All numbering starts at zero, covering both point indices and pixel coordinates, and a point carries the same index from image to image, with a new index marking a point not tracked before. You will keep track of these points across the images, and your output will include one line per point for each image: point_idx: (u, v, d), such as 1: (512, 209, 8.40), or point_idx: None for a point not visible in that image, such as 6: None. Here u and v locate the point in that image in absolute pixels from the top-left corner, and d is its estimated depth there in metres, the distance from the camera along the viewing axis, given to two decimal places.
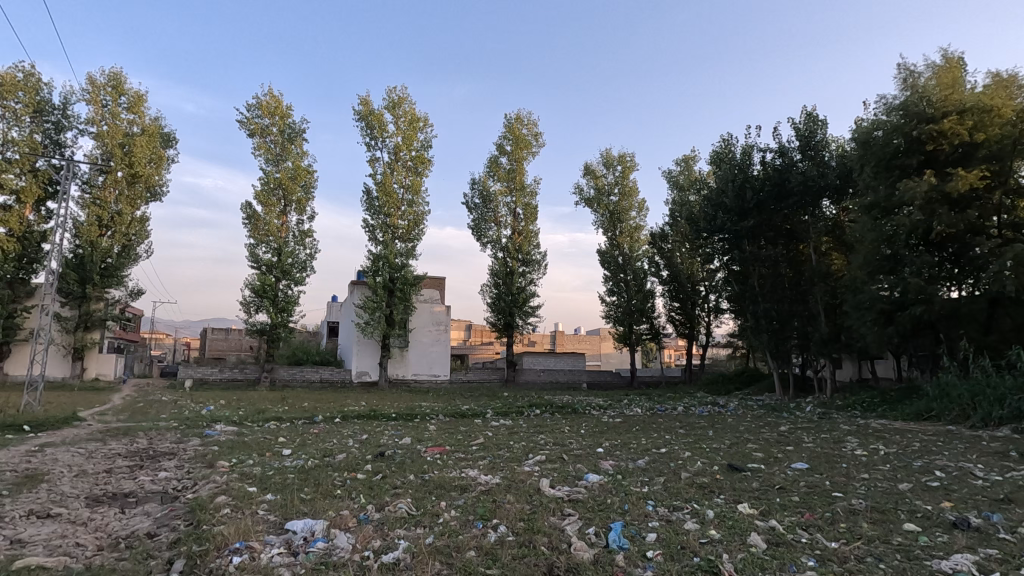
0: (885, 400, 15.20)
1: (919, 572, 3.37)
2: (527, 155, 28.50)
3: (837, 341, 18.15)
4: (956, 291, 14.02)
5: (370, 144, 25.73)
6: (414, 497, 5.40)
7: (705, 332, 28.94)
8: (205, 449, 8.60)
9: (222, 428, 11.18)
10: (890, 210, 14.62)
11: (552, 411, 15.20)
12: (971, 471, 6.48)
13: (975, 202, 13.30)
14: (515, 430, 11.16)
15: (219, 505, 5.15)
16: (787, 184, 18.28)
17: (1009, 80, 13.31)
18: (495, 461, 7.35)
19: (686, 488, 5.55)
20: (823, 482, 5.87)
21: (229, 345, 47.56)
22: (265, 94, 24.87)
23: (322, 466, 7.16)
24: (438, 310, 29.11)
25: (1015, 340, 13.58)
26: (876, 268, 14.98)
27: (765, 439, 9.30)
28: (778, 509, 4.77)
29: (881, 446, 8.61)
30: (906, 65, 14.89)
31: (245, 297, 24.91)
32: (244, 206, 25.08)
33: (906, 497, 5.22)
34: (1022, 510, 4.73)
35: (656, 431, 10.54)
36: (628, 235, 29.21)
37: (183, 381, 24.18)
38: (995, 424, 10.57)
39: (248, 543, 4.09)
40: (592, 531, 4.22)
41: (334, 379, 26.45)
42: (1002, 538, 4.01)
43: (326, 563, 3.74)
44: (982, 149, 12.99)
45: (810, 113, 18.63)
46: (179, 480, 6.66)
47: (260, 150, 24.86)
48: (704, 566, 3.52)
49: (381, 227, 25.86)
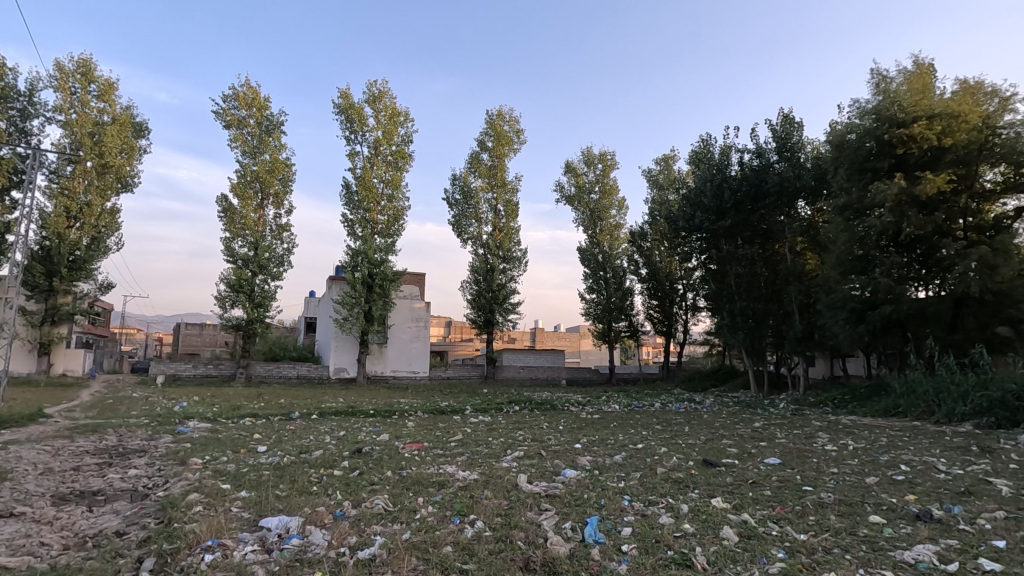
0: (855, 397, 15.61)
1: (882, 564, 3.47)
2: (509, 152, 28.46)
3: (810, 340, 18.54)
4: (923, 291, 14.37)
5: (350, 137, 25.49)
6: (392, 493, 5.38)
7: (682, 330, 29.35)
8: (178, 447, 8.46)
9: (196, 424, 11.09)
10: (862, 212, 14.97)
11: (531, 408, 15.33)
12: (934, 465, 6.69)
13: (942, 204, 13.67)
14: (494, 426, 11.21)
15: (191, 502, 5.06)
16: (764, 184, 18.62)
17: (976, 87, 13.71)
18: (472, 458, 7.35)
19: (662, 483, 5.65)
20: (795, 476, 6.02)
21: (203, 341, 46.67)
22: (242, 85, 24.45)
23: (298, 463, 7.07)
24: (417, 306, 28.95)
25: (978, 339, 14.03)
26: (849, 268, 15.35)
27: (739, 435, 9.46)
28: (750, 503, 4.88)
29: (850, 441, 8.84)
30: (880, 70, 15.33)
31: (220, 292, 24.49)
32: (220, 199, 24.61)
33: (873, 490, 5.37)
34: (981, 503, 4.92)
35: (632, 427, 10.69)
36: (608, 233, 29.42)
37: (154, 377, 23.62)
38: (958, 419, 10.94)
39: (221, 540, 4.03)
40: (568, 526, 4.26)
41: (312, 375, 26.17)
42: (962, 529, 4.16)
43: (300, 561, 3.70)
44: (949, 154, 13.39)
45: (786, 116, 19.03)
46: (150, 478, 6.50)
47: (237, 142, 24.42)
48: (677, 559, 3.58)
49: (360, 222, 25.61)
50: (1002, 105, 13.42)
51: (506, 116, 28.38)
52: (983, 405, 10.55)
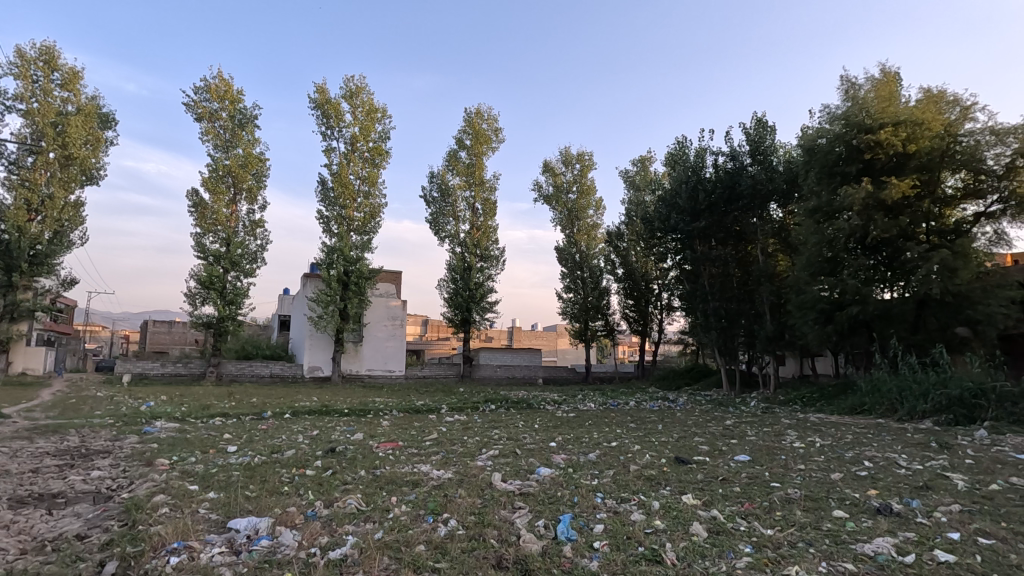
0: (823, 395, 15.98)
1: (843, 557, 3.58)
2: (487, 150, 28.42)
3: (781, 340, 18.92)
4: (888, 293, 14.78)
5: (326, 133, 25.15)
6: (365, 493, 5.32)
7: (657, 330, 29.72)
8: (144, 448, 8.19)
9: (163, 424, 10.82)
10: (831, 214, 15.37)
11: (507, 407, 15.30)
12: (895, 460, 6.93)
13: (907, 209, 14.14)
14: (470, 425, 11.12)
15: (157, 504, 4.95)
16: (737, 186, 19.02)
17: (939, 95, 14.19)
18: (448, 457, 7.31)
19: (634, 480, 5.73)
20: (763, 473, 6.14)
21: (172, 339, 45.47)
22: (214, 77, 23.86)
23: (269, 463, 6.95)
24: (394, 304, 28.70)
25: (939, 340, 14.47)
26: (818, 269, 15.72)
27: (710, 434, 9.61)
28: (720, 500, 4.96)
29: (818, 438, 9.09)
30: (849, 77, 15.76)
31: (190, 288, 23.91)
32: (191, 193, 24.01)
33: (837, 486, 5.52)
34: (938, 497, 5.11)
35: (608, 426, 10.76)
36: (586, 233, 29.59)
37: (120, 376, 22.87)
38: (920, 416, 11.33)
39: (187, 543, 3.94)
40: (541, 523, 4.29)
41: (285, 374, 25.74)
42: (919, 522, 4.32)
43: (269, 562, 3.64)
44: (914, 160, 13.83)
45: (760, 119, 19.41)
46: (113, 479, 6.32)
47: (208, 135, 23.87)
48: (648, 555, 3.63)
49: (336, 219, 25.28)
50: (963, 114, 13.94)
51: (485, 114, 28.33)
52: (943, 402, 10.96)
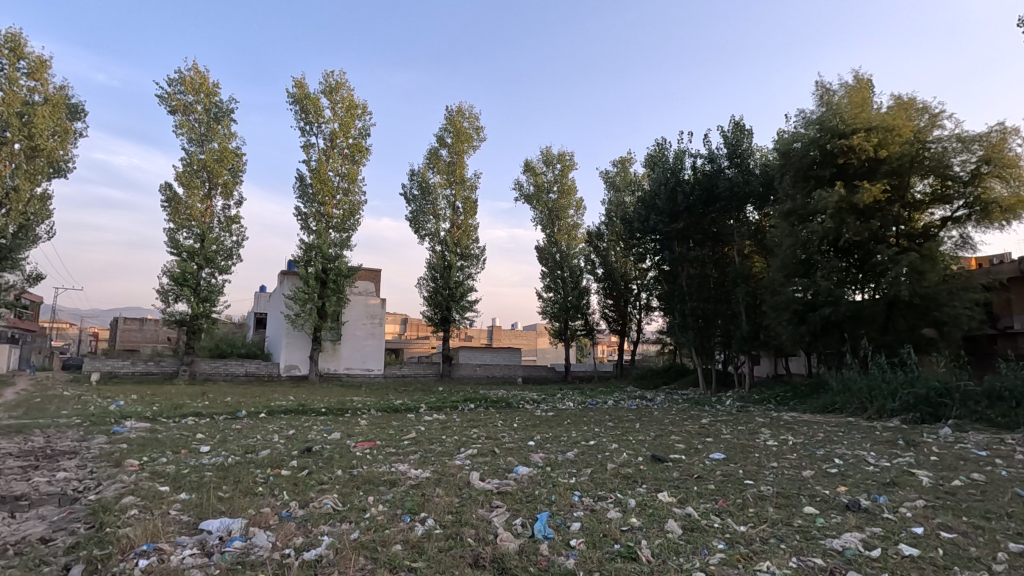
0: (796, 395, 16.31)
1: (813, 552, 3.66)
2: (468, 149, 28.34)
3: (756, 340, 19.24)
4: (860, 294, 15.14)
5: (304, 129, 24.80)
6: (341, 493, 5.27)
7: (635, 329, 30.02)
8: (112, 449, 7.97)
9: (134, 424, 10.55)
10: (805, 217, 15.71)
11: (486, 406, 15.32)
12: (865, 458, 7.12)
13: (878, 212, 14.52)
14: (449, 425, 11.10)
15: (125, 506, 4.82)
16: (715, 189, 19.33)
17: (909, 103, 14.60)
18: (426, 456, 7.30)
19: (612, 479, 5.77)
20: (737, 471, 6.26)
21: (144, 337, 44.41)
22: (189, 70, 23.36)
23: (243, 463, 6.85)
24: (373, 302, 28.43)
25: (907, 340, 14.88)
26: (793, 271, 16.04)
27: (686, 432, 9.74)
28: (695, 497, 5.05)
29: (790, 437, 9.28)
30: (824, 83, 16.11)
31: (162, 285, 23.36)
32: (164, 188, 23.46)
33: (809, 483, 5.66)
34: (904, 493, 5.27)
35: (586, 425, 10.84)
36: (566, 233, 29.69)
37: (88, 374, 22.22)
38: (888, 415, 11.64)
39: (157, 545, 3.87)
40: (518, 522, 4.29)
41: (261, 373, 25.33)
42: (886, 517, 4.45)
43: (243, 563, 3.59)
44: (885, 165, 14.20)
45: (738, 123, 19.73)
46: (80, 480, 6.18)
47: (182, 129, 23.33)
48: (624, 553, 3.67)
49: (314, 216, 24.98)
50: (931, 121, 14.36)
51: (466, 112, 28.25)
52: (910, 401, 11.31)
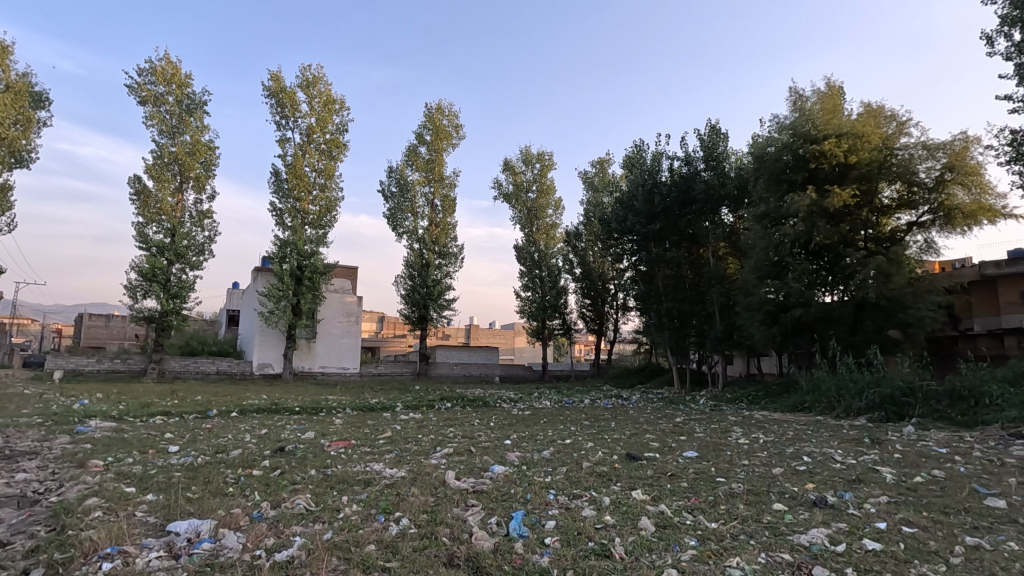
0: (768, 394, 16.63)
1: (781, 548, 3.74)
2: (447, 147, 28.22)
3: (729, 340, 19.57)
4: (830, 296, 15.52)
5: (280, 123, 24.38)
6: (314, 493, 5.20)
7: (612, 329, 30.30)
8: (75, 449, 7.71)
9: (98, 424, 10.20)
10: (777, 220, 16.05)
11: (463, 405, 15.29)
12: (831, 456, 7.31)
13: (847, 217, 14.91)
14: (425, 424, 11.04)
15: (88, 507, 4.68)
16: (691, 191, 19.60)
17: (879, 110, 15.02)
18: (401, 455, 7.26)
19: (586, 476, 5.82)
20: (709, 468, 6.37)
21: (110, 334, 43.10)
22: (160, 59, 22.75)
23: (213, 463, 6.70)
24: (349, 300, 28.15)
25: (874, 340, 15.32)
26: (765, 272, 16.35)
27: (661, 430, 9.87)
28: (668, 495, 5.12)
29: (761, 435, 9.49)
30: (797, 89, 16.47)
31: (130, 281, 22.70)
32: (132, 181, 22.82)
33: (778, 480, 5.79)
34: (869, 489, 5.44)
35: (562, 424, 10.90)
36: (545, 232, 29.77)
37: (50, 372, 21.45)
38: (855, 414, 11.97)
39: (122, 547, 3.76)
40: (493, 521, 4.29)
41: (233, 371, 24.81)
42: (851, 513, 4.57)
43: (212, 565, 3.51)
44: (855, 170, 14.57)
45: (714, 126, 20.08)
46: (41, 481, 5.97)
47: (153, 120, 22.68)
48: (597, 550, 3.71)
49: (290, 212, 24.58)
50: (899, 128, 14.80)
51: (446, 110, 28.14)
52: (875, 400, 11.64)
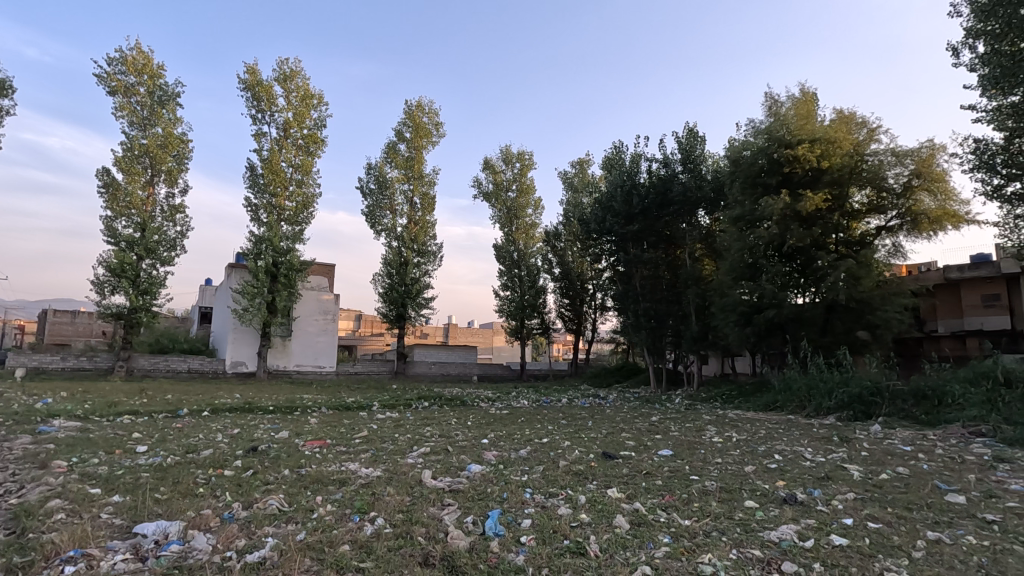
0: (741, 393, 16.92)
1: (752, 544, 3.82)
2: (427, 144, 28.06)
3: (705, 340, 19.87)
4: (801, 298, 15.86)
5: (256, 117, 23.94)
6: (288, 493, 5.13)
7: (590, 329, 30.50)
8: (37, 449, 7.47)
9: (62, 424, 9.88)
10: (752, 223, 16.34)
11: (441, 404, 15.23)
12: (802, 454, 7.47)
13: (819, 220, 15.27)
14: (401, 423, 10.97)
15: (51, 509, 4.54)
16: (669, 193, 19.83)
17: (850, 117, 15.41)
18: (377, 454, 7.20)
19: (563, 475, 5.85)
20: (684, 467, 6.46)
21: (76, 330, 41.77)
22: (131, 49, 22.14)
23: (183, 463, 6.56)
24: (325, 298, 27.82)
25: (844, 341, 15.73)
26: (740, 274, 16.63)
27: (636, 429, 9.97)
28: (642, 493, 5.17)
29: (734, 434, 9.65)
30: (772, 95, 16.80)
31: (97, 276, 22.04)
32: (101, 173, 22.15)
33: (750, 478, 5.90)
34: (837, 486, 5.58)
35: (540, 423, 10.94)
36: (524, 231, 29.82)
37: (12, 370, 20.69)
38: (825, 413, 12.24)
39: (85, 550, 3.65)
40: (469, 520, 4.29)
41: (205, 370, 24.27)
42: (820, 510, 4.69)
43: (180, 567, 3.44)
44: (827, 175, 14.92)
45: (691, 130, 20.37)
46: (1, 483, 5.76)
47: (123, 111, 22.05)
48: (572, 548, 3.72)
49: (265, 208, 24.15)
50: (869, 135, 15.21)
51: (426, 108, 27.96)
52: (845, 400, 11.93)
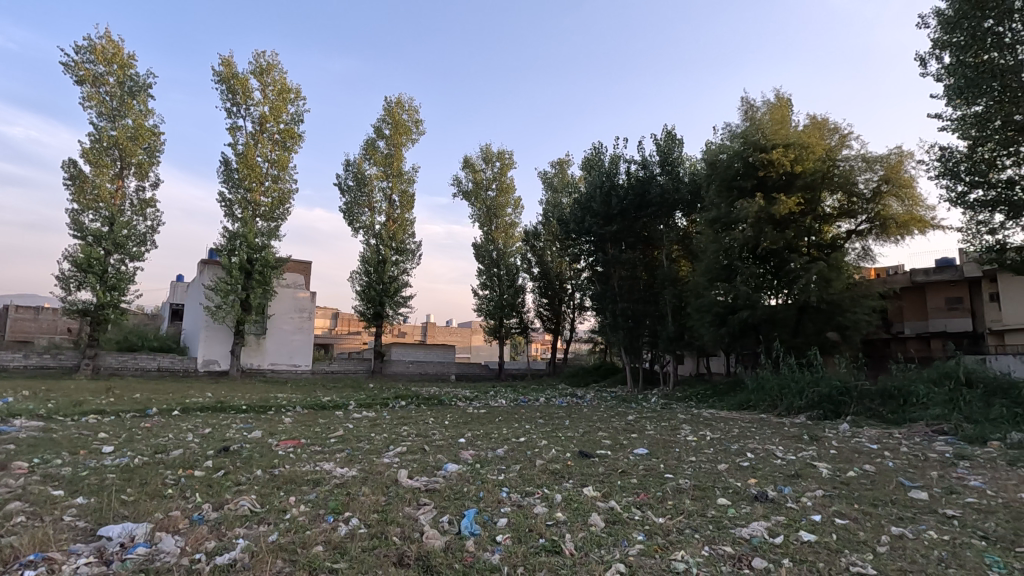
0: (716, 393, 17.19)
1: (724, 541, 3.88)
2: (407, 142, 27.84)
3: (681, 340, 20.13)
4: (775, 299, 16.19)
5: (230, 110, 23.44)
6: (260, 493, 5.05)
7: (568, 328, 30.64)
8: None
9: (24, 424, 9.54)
10: (727, 225, 16.61)
11: (418, 403, 15.13)
12: (773, 452, 7.63)
13: (792, 223, 15.60)
14: (377, 423, 10.86)
15: (11, 512, 4.38)
16: (647, 194, 20.03)
17: (823, 123, 15.77)
18: (353, 454, 7.12)
19: (539, 474, 5.86)
20: (659, 465, 6.54)
21: (39, 327, 40.50)
22: (100, 37, 21.48)
23: (152, 463, 6.42)
24: (301, 296, 27.42)
25: (814, 342, 16.11)
26: (715, 275, 16.89)
27: (613, 428, 10.05)
28: (618, 491, 5.21)
29: (708, 433, 9.80)
30: (749, 99, 17.10)
31: (62, 271, 21.34)
32: (67, 164, 21.46)
33: (723, 476, 6.00)
34: (806, 483, 5.72)
35: (517, 422, 10.95)
36: (504, 231, 29.79)
37: None
38: (796, 411, 12.51)
39: (47, 554, 3.53)
40: (445, 519, 4.27)
41: (176, 368, 23.70)
42: (789, 507, 4.79)
43: (146, 570, 3.35)
44: (800, 179, 15.24)
45: (669, 132, 20.61)
46: None
47: (91, 101, 21.39)
48: (547, 547, 3.74)
49: (240, 203, 23.68)
50: (841, 141, 15.59)
51: (406, 105, 27.72)
52: (815, 399, 12.22)
